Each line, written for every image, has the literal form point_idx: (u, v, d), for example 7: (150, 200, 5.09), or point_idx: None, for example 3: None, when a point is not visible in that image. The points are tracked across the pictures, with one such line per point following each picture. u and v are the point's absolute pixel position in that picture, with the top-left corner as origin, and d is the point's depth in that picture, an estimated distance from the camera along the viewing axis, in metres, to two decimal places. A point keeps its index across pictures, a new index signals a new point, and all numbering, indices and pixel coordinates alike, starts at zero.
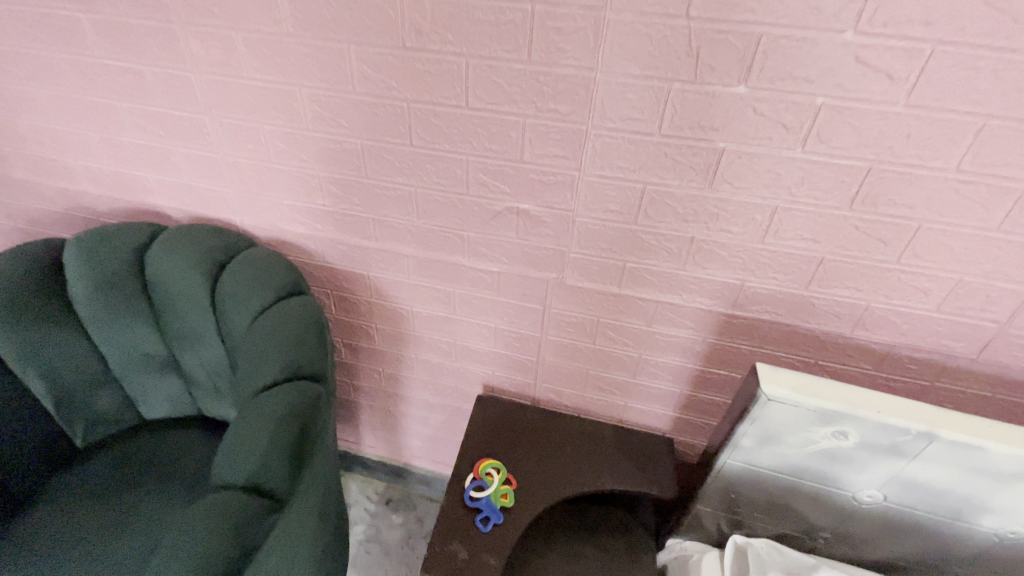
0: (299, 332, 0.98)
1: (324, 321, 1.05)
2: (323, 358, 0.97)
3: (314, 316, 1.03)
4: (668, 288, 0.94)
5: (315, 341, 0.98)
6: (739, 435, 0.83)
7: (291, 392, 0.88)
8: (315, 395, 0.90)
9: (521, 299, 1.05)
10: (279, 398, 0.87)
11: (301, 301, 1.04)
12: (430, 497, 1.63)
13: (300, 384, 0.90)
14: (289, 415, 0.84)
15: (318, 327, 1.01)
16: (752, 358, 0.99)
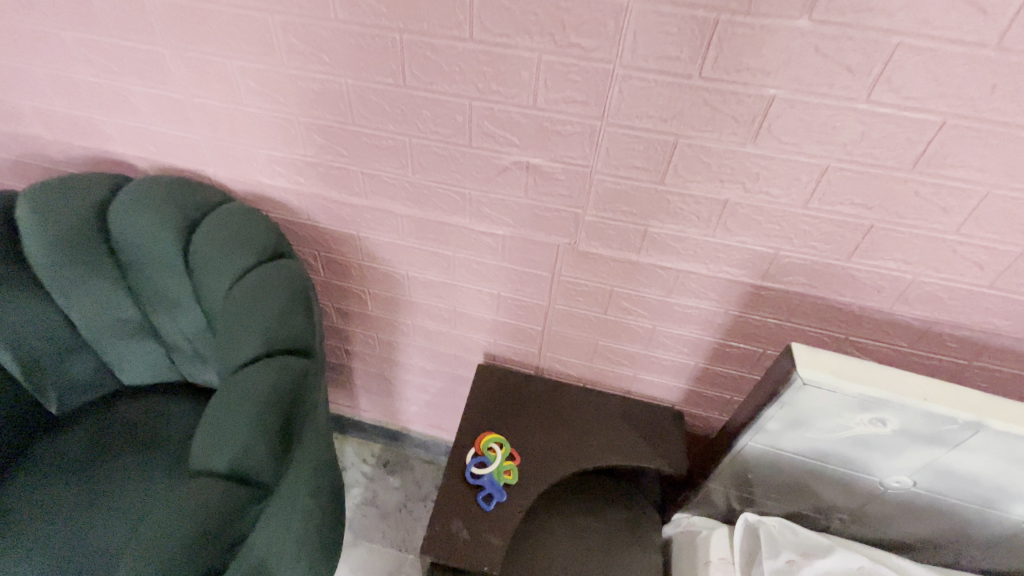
0: (283, 300, 0.88)
1: (310, 287, 0.95)
2: (312, 329, 0.88)
3: (300, 282, 0.93)
4: (693, 256, 0.85)
5: (301, 310, 0.89)
6: (766, 418, 0.76)
7: (276, 368, 0.80)
8: (303, 371, 0.81)
9: (528, 265, 0.95)
10: (261, 375, 0.79)
11: (284, 265, 0.94)
12: (427, 460, 1.59)
13: (285, 359, 0.82)
14: (273, 394, 0.76)
15: (304, 294, 0.91)
16: (777, 332, 0.92)
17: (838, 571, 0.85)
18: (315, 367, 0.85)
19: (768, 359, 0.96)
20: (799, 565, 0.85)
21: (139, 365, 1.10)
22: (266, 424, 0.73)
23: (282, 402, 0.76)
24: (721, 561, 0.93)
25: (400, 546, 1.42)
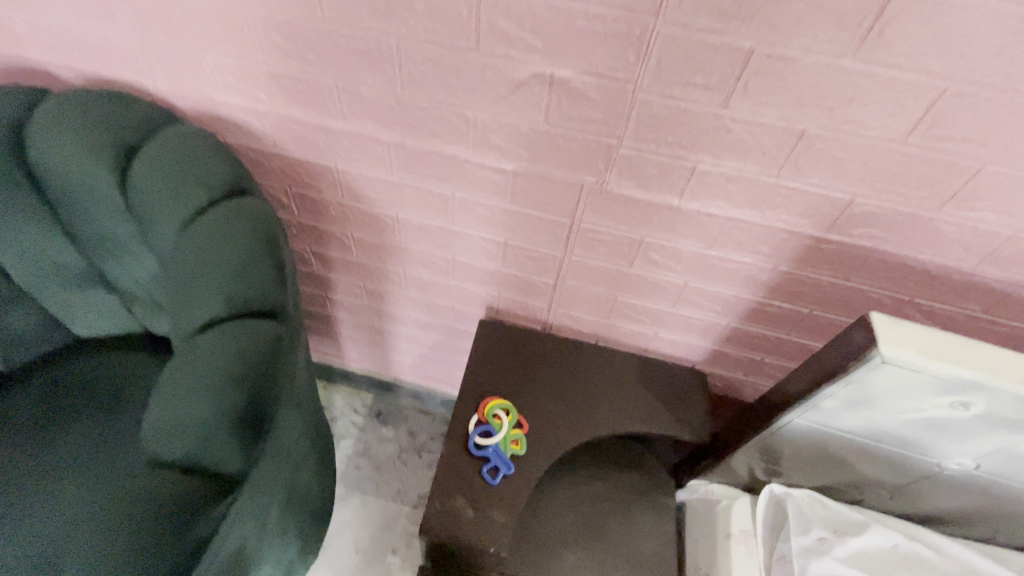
0: (246, 250, 0.71)
1: (280, 232, 0.78)
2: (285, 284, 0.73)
3: (267, 226, 0.76)
4: (747, 202, 0.70)
5: (270, 261, 0.73)
6: (823, 396, 0.65)
7: (240, 333, 0.65)
8: (275, 336, 0.67)
9: (544, 209, 0.79)
10: (223, 341, 0.65)
11: (246, 204, 0.76)
12: (422, 410, 1.48)
13: (252, 322, 0.67)
14: (238, 366, 0.62)
15: (272, 241, 0.75)
16: (830, 291, 0.79)
17: (870, 549, 0.79)
18: (291, 330, 0.70)
19: (814, 320, 0.85)
20: (830, 543, 0.79)
21: (89, 318, 0.94)
22: (232, 402, 0.61)
23: (251, 375, 0.63)
24: (743, 533, 0.86)
25: (396, 499, 1.35)
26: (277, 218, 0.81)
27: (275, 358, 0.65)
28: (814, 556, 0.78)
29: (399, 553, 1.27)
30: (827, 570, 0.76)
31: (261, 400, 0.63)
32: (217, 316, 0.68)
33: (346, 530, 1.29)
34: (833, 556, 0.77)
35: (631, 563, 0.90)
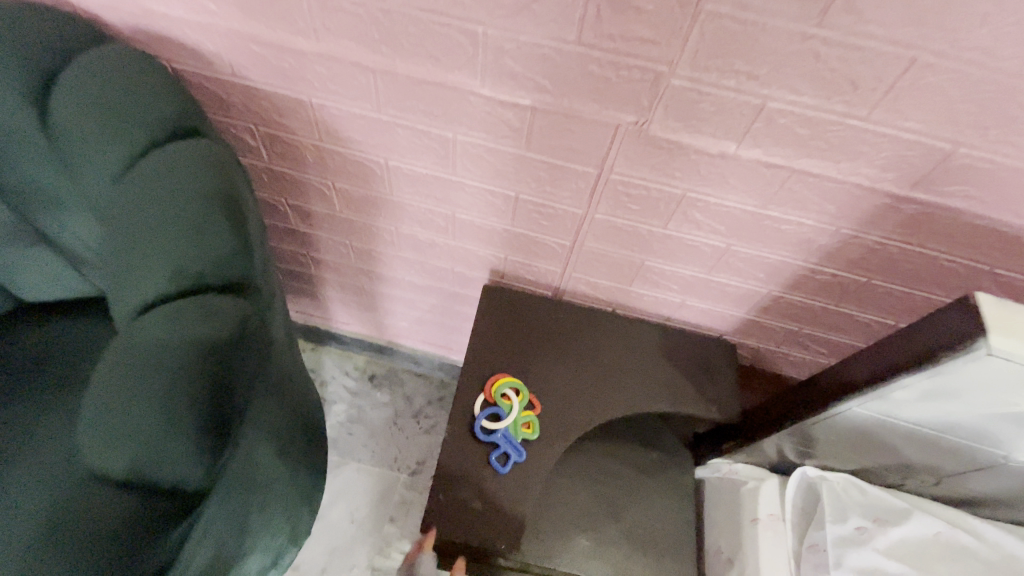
0: (199, 209, 0.57)
1: (242, 186, 0.63)
2: (249, 252, 0.59)
3: (223, 179, 0.61)
4: (821, 149, 0.58)
5: (229, 223, 0.58)
6: (896, 387, 0.56)
7: (192, 316, 0.52)
8: (239, 319, 0.54)
9: (567, 156, 0.66)
10: (171, 325, 0.52)
11: (194, 153, 0.61)
12: (418, 373, 1.38)
13: (207, 300, 0.54)
14: (190, 358, 0.49)
15: (230, 198, 0.60)
16: (896, 259, 0.68)
17: (913, 539, 0.72)
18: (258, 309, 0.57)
19: (870, 290, 0.74)
20: (870, 533, 0.72)
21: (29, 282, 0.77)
22: (185, 404, 0.48)
23: (208, 369, 0.50)
24: (771, 518, 0.80)
25: (393, 467, 1.27)
26: (238, 168, 0.65)
27: (238, 346, 0.52)
28: (851, 547, 0.71)
29: (397, 522, 1.21)
30: (867, 562, 0.70)
31: (223, 399, 0.50)
32: (164, 294, 0.55)
33: (341, 499, 1.22)
34: (874, 548, 0.71)
35: (648, 546, 0.85)
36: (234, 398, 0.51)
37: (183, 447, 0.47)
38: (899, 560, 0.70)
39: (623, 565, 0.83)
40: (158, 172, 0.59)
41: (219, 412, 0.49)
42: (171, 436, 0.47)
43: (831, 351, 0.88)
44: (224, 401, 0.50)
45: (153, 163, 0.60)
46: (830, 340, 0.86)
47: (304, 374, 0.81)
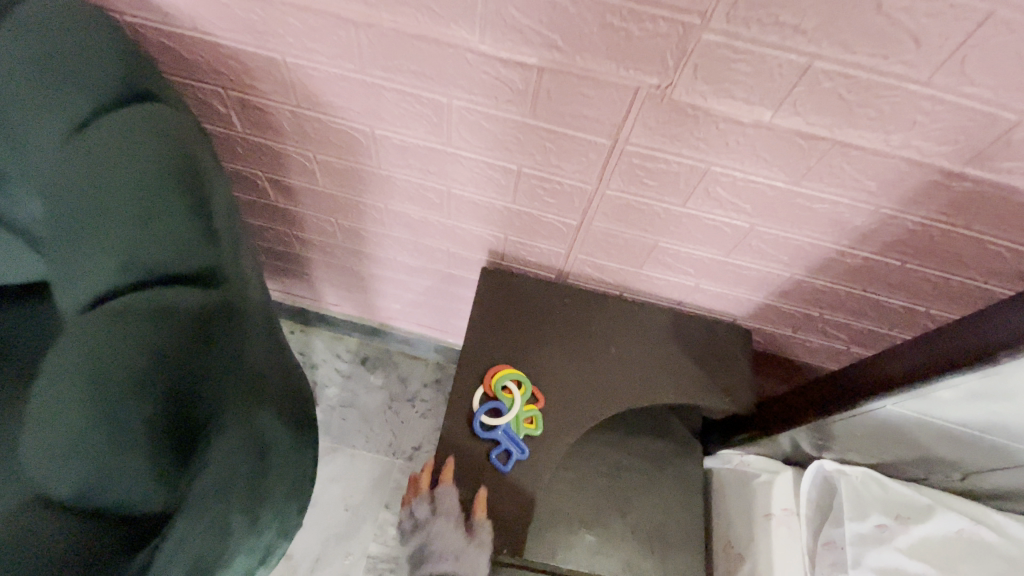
0: (154, 186, 0.51)
1: (205, 161, 0.56)
2: (216, 237, 0.52)
3: (180, 154, 0.53)
4: (868, 117, 0.51)
5: (188, 204, 0.51)
6: (941, 387, 0.50)
7: (145, 314, 0.46)
8: (201, 313, 0.48)
9: (577, 125, 0.58)
10: (121, 325, 0.46)
11: (144, 123, 0.53)
12: (414, 355, 1.33)
13: (164, 296, 0.47)
14: (143, 364, 0.44)
15: (188, 176, 0.53)
16: (937, 242, 0.62)
17: (937, 537, 0.69)
18: (229, 301, 0.50)
19: (903, 274, 0.68)
20: (891, 531, 0.69)
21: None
22: (138, 417, 0.43)
23: (163, 376, 0.44)
24: (785, 513, 0.76)
25: (387, 451, 1.22)
26: (201, 140, 0.58)
27: (200, 348, 0.47)
28: (871, 545, 0.68)
29: (392, 509, 1.17)
30: (888, 562, 0.67)
31: (183, 408, 0.45)
32: (115, 289, 0.49)
33: (333, 486, 1.17)
34: (895, 547, 0.67)
35: (655, 539, 0.81)
36: (196, 406, 0.45)
37: (143, 458, 0.42)
38: (920, 559, 0.67)
39: (629, 560, 0.79)
40: (104, 149, 0.52)
41: (177, 423, 0.44)
42: (129, 446, 0.42)
43: (852, 337, 0.83)
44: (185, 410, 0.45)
45: (97, 137, 0.53)
46: (851, 326, 0.81)
47: None
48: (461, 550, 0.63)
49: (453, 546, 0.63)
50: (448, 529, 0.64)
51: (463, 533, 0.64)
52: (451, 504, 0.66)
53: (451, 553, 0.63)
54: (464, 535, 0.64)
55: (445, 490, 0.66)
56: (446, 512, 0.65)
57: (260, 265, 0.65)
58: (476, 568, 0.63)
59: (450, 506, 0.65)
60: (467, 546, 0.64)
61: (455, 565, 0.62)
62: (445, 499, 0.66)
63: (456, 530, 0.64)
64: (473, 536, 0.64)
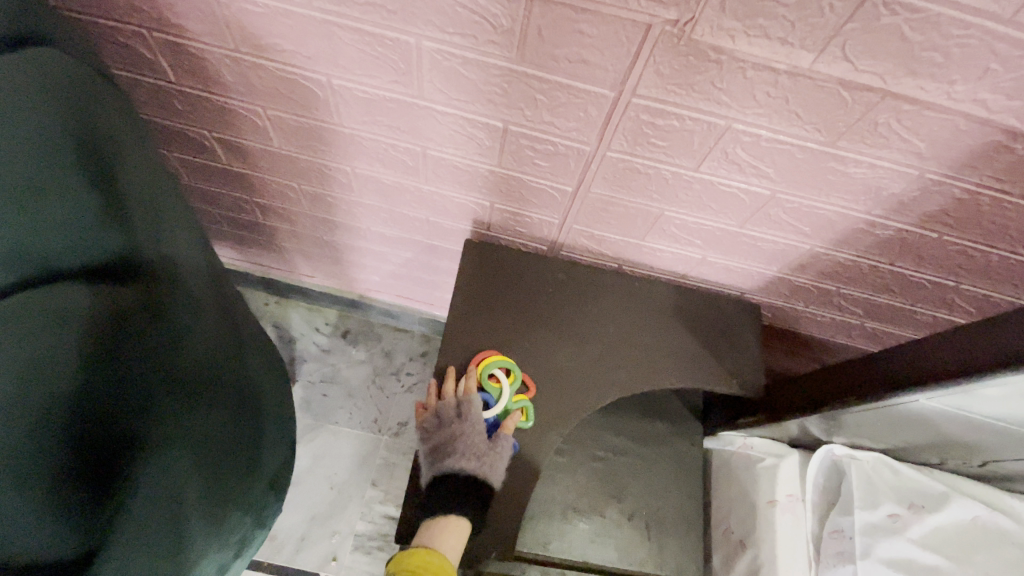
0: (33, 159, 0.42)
1: (114, 128, 0.49)
2: (125, 221, 0.46)
3: (76, 116, 0.46)
4: (931, 63, 0.41)
5: (89, 183, 0.45)
6: (990, 384, 0.44)
7: (33, 321, 0.39)
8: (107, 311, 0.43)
9: (574, 72, 0.48)
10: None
11: (22, 67, 0.44)
12: (398, 328, 1.26)
13: (56, 297, 0.41)
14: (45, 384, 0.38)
15: (87, 144, 0.46)
16: (983, 212, 0.54)
17: (951, 526, 0.65)
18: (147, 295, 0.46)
19: (937, 247, 0.60)
20: (904, 521, 0.65)
21: None
22: (45, 448, 0.38)
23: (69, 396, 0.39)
24: (790, 499, 0.71)
25: (372, 428, 1.16)
26: (108, 92, 0.50)
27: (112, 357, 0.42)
28: (882, 536, 0.64)
29: (379, 486, 1.11)
30: (899, 553, 0.63)
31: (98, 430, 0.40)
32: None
33: (317, 464, 1.12)
34: (908, 537, 0.64)
35: (653, 525, 0.77)
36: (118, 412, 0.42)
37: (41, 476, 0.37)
38: (934, 550, 0.63)
39: (626, 548, 0.75)
40: None
41: (95, 447, 0.40)
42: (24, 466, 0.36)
43: (868, 313, 0.76)
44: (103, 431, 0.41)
45: None
46: (870, 301, 0.74)
47: (251, 352, 0.67)
48: (481, 455, 0.62)
49: (477, 449, 0.62)
50: (473, 434, 0.62)
51: (486, 440, 0.63)
52: (478, 413, 0.63)
53: (473, 456, 0.62)
54: (487, 442, 0.63)
55: (472, 399, 0.63)
56: (471, 418, 0.63)
57: (201, 231, 0.61)
58: (494, 472, 0.62)
59: (475, 416, 0.63)
60: (489, 451, 0.62)
61: (473, 467, 0.61)
62: (471, 407, 0.63)
63: (479, 435, 0.63)
64: (495, 444, 0.62)
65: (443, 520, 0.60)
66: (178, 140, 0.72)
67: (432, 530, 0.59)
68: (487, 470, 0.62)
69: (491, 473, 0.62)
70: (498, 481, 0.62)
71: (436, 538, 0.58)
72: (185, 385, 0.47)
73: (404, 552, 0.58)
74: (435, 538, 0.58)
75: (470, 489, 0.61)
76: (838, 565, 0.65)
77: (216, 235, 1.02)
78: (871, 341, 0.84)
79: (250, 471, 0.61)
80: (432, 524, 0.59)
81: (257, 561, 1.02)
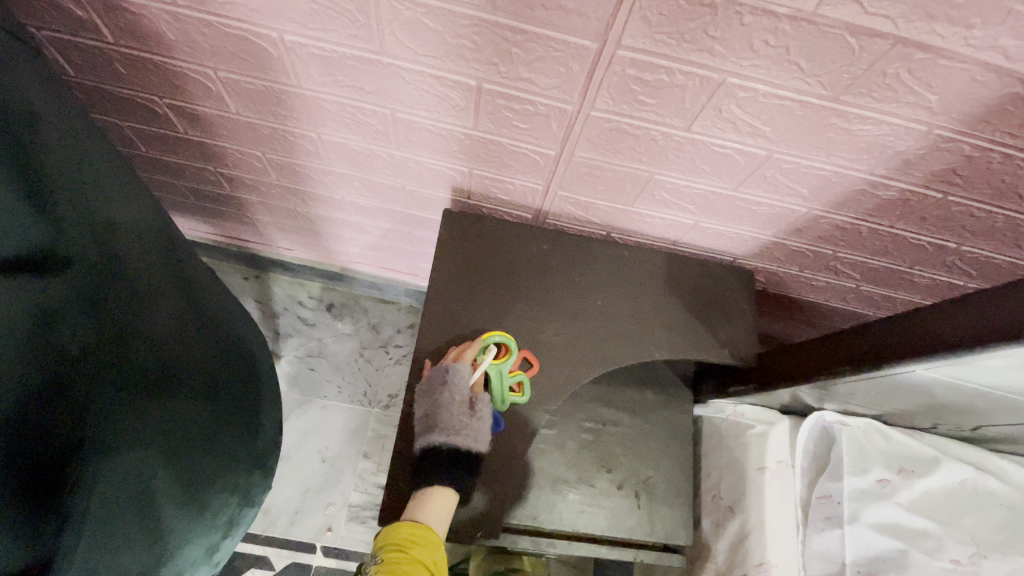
0: None
1: (36, 104, 0.45)
2: (50, 209, 0.43)
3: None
4: (951, 5, 0.37)
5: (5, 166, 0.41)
6: (988, 358, 0.43)
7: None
8: (38, 311, 0.41)
9: (550, 21, 0.43)
10: None
11: None
12: (384, 300, 1.23)
13: None
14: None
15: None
16: (992, 169, 0.51)
17: (942, 489, 0.65)
18: (89, 287, 0.45)
19: (940, 208, 0.57)
20: (893, 486, 0.65)
21: None
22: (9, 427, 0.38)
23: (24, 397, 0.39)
24: (779, 466, 0.71)
25: (362, 401, 1.15)
26: (23, 61, 0.46)
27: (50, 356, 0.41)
28: (871, 501, 0.64)
29: (372, 458, 1.11)
30: (887, 517, 0.63)
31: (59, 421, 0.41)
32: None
33: (309, 438, 1.11)
34: (896, 502, 0.64)
35: (644, 493, 0.77)
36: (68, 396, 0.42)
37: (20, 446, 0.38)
38: (921, 514, 0.63)
39: (617, 516, 0.75)
40: None
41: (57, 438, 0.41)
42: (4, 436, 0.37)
43: (864, 276, 0.74)
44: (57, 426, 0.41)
45: None
46: (867, 264, 0.71)
47: (224, 333, 0.64)
48: (463, 427, 0.59)
49: (456, 421, 0.58)
50: (453, 405, 0.58)
51: (469, 411, 0.60)
52: (467, 383, 0.59)
53: (454, 429, 0.58)
54: (469, 412, 0.60)
55: (462, 367, 0.59)
56: (459, 388, 0.59)
57: (155, 203, 0.59)
58: (476, 442, 0.59)
59: (457, 386, 0.59)
60: (469, 421, 0.59)
61: (454, 438, 0.58)
62: (460, 377, 0.59)
63: (463, 405, 0.59)
64: (478, 414, 0.60)
65: (434, 492, 0.57)
66: (127, 107, 0.67)
67: (423, 505, 0.56)
68: (469, 441, 0.59)
69: (473, 442, 0.59)
70: (485, 455, 0.60)
71: (429, 513, 0.56)
72: (138, 377, 0.48)
73: (394, 525, 0.55)
74: (427, 513, 0.56)
75: (455, 459, 0.58)
76: (826, 529, 0.66)
77: (185, 208, 0.97)
78: (865, 304, 0.82)
79: (231, 454, 0.59)
80: (423, 498, 0.57)
81: (253, 534, 1.03)
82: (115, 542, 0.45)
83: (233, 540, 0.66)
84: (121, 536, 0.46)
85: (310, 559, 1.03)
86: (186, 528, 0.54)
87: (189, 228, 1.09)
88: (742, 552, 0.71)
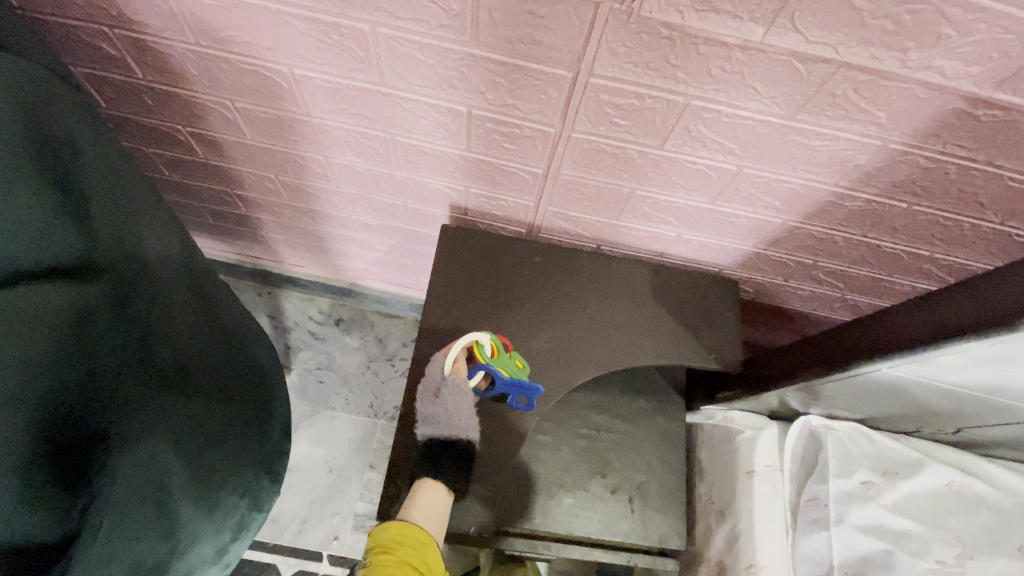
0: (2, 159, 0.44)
1: (76, 136, 0.51)
2: (88, 223, 0.49)
3: (30, 121, 0.47)
4: (884, 32, 0.41)
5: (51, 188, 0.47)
6: (943, 353, 0.46)
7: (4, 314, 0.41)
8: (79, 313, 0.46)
9: (529, 54, 0.48)
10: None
11: None
12: (390, 314, 1.27)
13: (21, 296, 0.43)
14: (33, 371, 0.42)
15: (41, 148, 0.47)
16: (950, 180, 0.54)
17: (927, 491, 0.66)
18: (118, 293, 0.50)
19: (907, 218, 0.61)
20: (878, 488, 0.67)
21: None
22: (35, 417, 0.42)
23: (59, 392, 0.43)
24: (768, 469, 0.73)
25: (367, 413, 1.18)
26: (67, 102, 0.52)
27: (82, 352, 0.45)
28: (855, 502, 0.66)
29: (377, 469, 1.14)
30: (872, 518, 0.65)
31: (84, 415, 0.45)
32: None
33: (315, 448, 1.14)
34: (880, 504, 0.65)
35: (637, 498, 0.78)
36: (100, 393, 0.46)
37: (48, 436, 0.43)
38: (906, 515, 0.64)
39: (610, 520, 0.77)
40: None
41: (80, 430, 0.45)
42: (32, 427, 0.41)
43: (847, 284, 0.77)
44: (82, 420, 0.45)
45: None
46: (847, 273, 0.74)
47: (238, 342, 0.69)
48: (427, 413, 0.62)
49: (423, 408, 0.62)
50: (422, 395, 0.63)
51: (434, 397, 0.62)
52: (435, 371, 0.64)
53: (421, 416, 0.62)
54: (434, 398, 0.62)
55: (438, 356, 0.65)
56: (427, 376, 0.64)
57: (177, 222, 0.64)
58: (450, 430, 0.62)
59: (430, 375, 0.64)
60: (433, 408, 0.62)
61: (421, 426, 0.62)
62: (432, 366, 0.64)
63: (433, 394, 0.63)
64: (441, 400, 0.62)
65: (417, 485, 0.60)
66: (154, 136, 0.73)
67: (408, 502, 0.59)
68: (434, 428, 0.61)
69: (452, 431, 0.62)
70: (476, 454, 0.64)
71: (414, 510, 0.58)
72: (161, 375, 0.52)
73: (381, 527, 0.58)
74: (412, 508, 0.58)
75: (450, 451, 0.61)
76: (814, 532, 0.67)
77: (202, 227, 1.03)
78: (852, 313, 0.84)
79: (242, 456, 0.63)
80: (409, 497, 0.60)
81: (262, 542, 1.06)
82: (136, 530, 0.49)
83: (241, 543, 0.69)
84: (141, 525, 0.50)
85: (316, 568, 1.05)
86: (199, 524, 0.58)
87: (207, 247, 1.16)
88: (734, 555, 0.72)
